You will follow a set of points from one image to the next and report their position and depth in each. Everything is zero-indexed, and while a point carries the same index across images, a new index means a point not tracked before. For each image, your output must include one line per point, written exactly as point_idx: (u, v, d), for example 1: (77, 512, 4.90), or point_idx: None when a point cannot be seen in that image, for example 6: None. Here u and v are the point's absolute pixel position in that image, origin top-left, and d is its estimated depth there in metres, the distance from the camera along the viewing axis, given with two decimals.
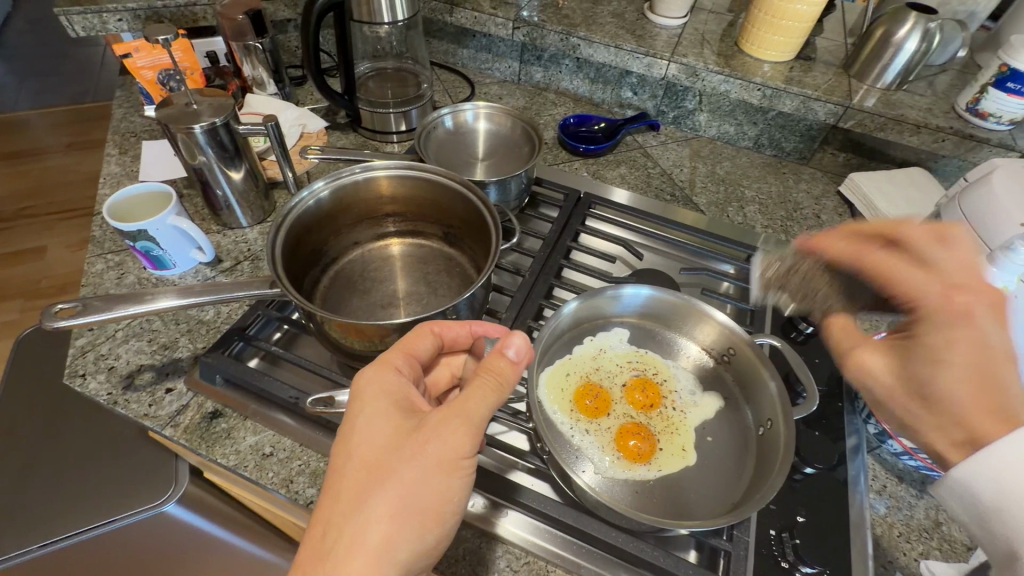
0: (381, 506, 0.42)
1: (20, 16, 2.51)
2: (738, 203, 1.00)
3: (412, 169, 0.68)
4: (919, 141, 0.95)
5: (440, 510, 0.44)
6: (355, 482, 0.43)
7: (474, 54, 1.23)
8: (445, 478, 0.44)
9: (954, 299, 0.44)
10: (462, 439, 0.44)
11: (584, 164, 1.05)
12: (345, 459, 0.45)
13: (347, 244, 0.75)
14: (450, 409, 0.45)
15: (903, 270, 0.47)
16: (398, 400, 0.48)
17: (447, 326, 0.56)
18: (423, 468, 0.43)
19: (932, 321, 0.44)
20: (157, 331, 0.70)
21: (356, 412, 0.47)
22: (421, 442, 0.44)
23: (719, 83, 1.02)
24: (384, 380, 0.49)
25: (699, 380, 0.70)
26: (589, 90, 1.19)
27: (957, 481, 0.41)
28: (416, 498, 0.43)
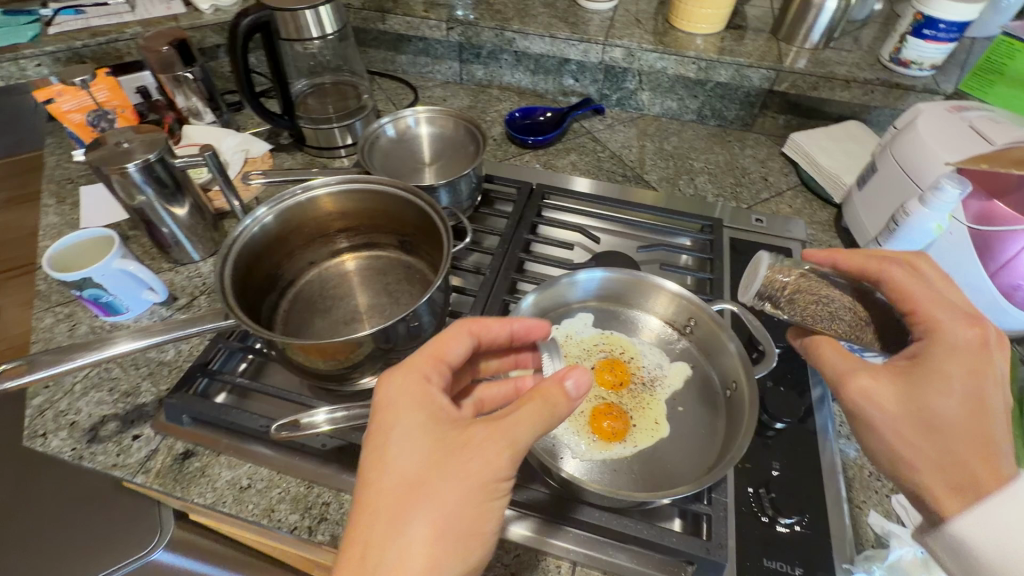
0: (424, 528, 0.41)
1: None
2: (688, 175, 1.03)
3: (355, 182, 0.67)
4: (851, 95, 0.99)
5: (481, 531, 0.43)
6: (394, 501, 0.42)
7: (413, 59, 1.22)
8: (486, 500, 0.43)
9: (970, 332, 0.47)
10: (506, 459, 0.44)
11: (535, 156, 1.06)
12: (381, 475, 0.43)
13: (301, 266, 0.74)
14: (496, 428, 0.45)
15: (926, 295, 0.49)
16: (435, 413, 0.47)
17: (490, 323, 0.55)
18: (466, 488, 0.42)
19: (945, 345, 0.46)
20: (117, 379, 0.69)
21: (388, 424, 0.46)
22: (463, 459, 0.43)
23: (655, 60, 1.04)
24: (418, 386, 0.48)
25: (665, 352, 0.71)
26: (531, 82, 1.19)
27: (954, 534, 0.40)
28: (457, 520, 0.42)
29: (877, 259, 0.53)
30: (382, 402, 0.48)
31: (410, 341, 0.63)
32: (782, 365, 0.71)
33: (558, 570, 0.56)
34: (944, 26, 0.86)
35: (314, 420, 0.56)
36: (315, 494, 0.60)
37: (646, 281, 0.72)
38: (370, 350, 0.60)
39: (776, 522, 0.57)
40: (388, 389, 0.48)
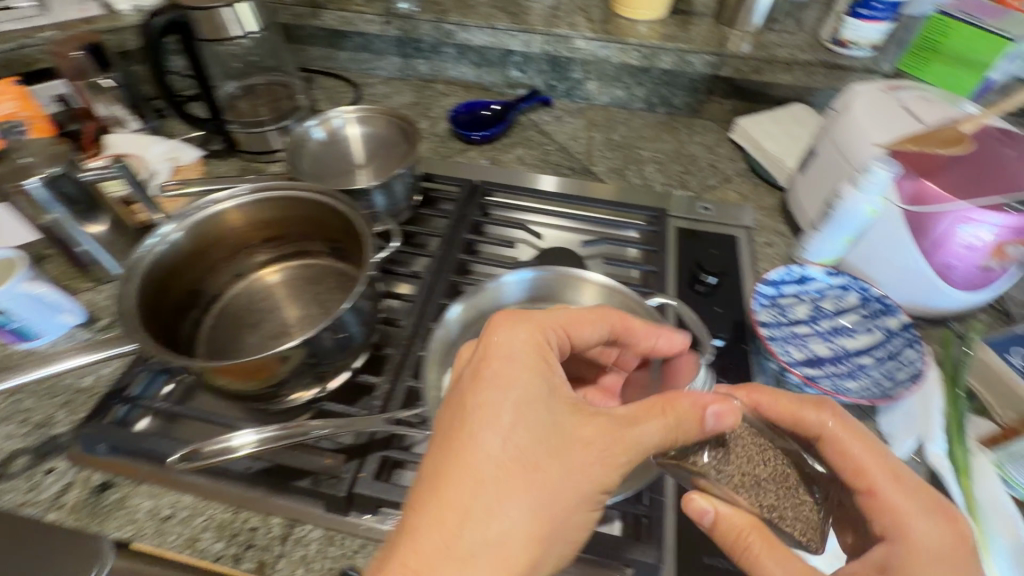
0: (528, 510, 0.41)
1: None
2: (636, 165, 1.01)
3: (271, 191, 0.65)
4: (793, 78, 0.98)
5: (573, 533, 0.43)
6: (507, 473, 0.42)
7: (354, 55, 1.18)
8: (588, 504, 0.44)
9: (927, 521, 0.46)
10: (619, 467, 0.44)
11: (480, 152, 1.03)
12: (493, 440, 0.42)
13: (225, 280, 0.70)
14: (620, 433, 0.45)
15: (876, 472, 0.48)
16: (559, 391, 0.46)
17: (629, 324, 0.58)
18: (575, 483, 0.43)
19: (910, 546, 0.45)
20: (30, 410, 0.65)
21: (495, 377, 0.45)
22: (579, 455, 0.43)
23: (597, 49, 1.02)
24: (537, 348, 0.48)
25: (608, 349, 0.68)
26: (477, 75, 1.16)
27: None
28: (559, 513, 0.42)
29: (809, 412, 0.52)
30: (498, 351, 0.47)
31: (339, 353, 0.61)
32: (725, 356, 0.71)
33: None
34: (880, 3, 0.86)
35: (239, 440, 0.54)
36: (242, 519, 0.57)
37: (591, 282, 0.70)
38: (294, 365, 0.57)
39: None
40: (508, 340, 0.48)
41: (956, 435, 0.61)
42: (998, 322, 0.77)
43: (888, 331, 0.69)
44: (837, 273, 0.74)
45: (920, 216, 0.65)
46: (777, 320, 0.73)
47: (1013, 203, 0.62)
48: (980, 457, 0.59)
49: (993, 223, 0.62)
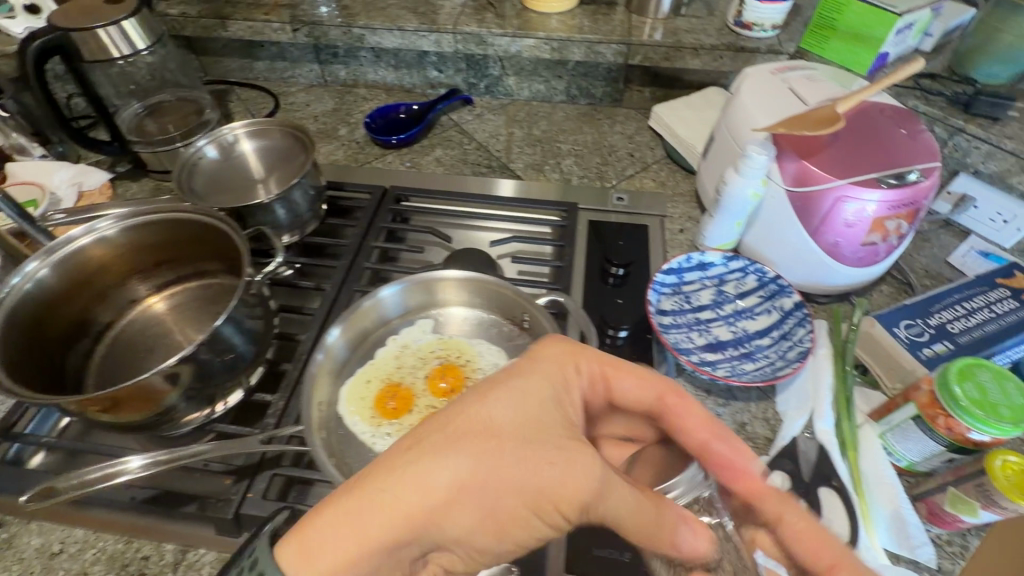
0: (474, 480, 0.38)
1: None
2: (554, 159, 1.01)
3: (141, 215, 0.64)
4: (702, 63, 0.98)
5: (496, 533, 0.38)
6: (473, 436, 0.39)
7: (271, 64, 1.16)
8: (527, 519, 0.39)
9: None
10: (578, 500, 0.39)
11: (399, 156, 1.02)
12: (479, 408, 0.40)
13: (118, 308, 0.69)
14: (601, 466, 0.40)
15: None
16: (562, 405, 0.43)
17: (689, 406, 0.45)
18: (524, 495, 0.38)
19: None
20: None
21: (520, 371, 0.44)
22: (547, 469, 0.39)
23: (508, 44, 1.02)
24: (567, 369, 0.46)
25: (506, 347, 0.67)
26: (396, 78, 1.14)
27: None
28: (494, 501, 0.38)
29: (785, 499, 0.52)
30: (539, 354, 0.47)
31: (227, 373, 0.61)
32: (629, 348, 0.72)
33: None
34: None
35: (125, 467, 0.53)
36: (134, 549, 0.56)
37: (483, 281, 0.67)
38: (175, 389, 0.57)
39: None
40: (543, 348, 0.46)
41: (843, 411, 0.62)
42: (899, 293, 0.79)
43: (783, 311, 0.71)
44: (735, 257, 0.75)
45: (804, 197, 0.66)
46: (679, 308, 0.73)
47: (888, 178, 0.64)
48: (867, 430, 0.61)
49: (873, 198, 0.63)
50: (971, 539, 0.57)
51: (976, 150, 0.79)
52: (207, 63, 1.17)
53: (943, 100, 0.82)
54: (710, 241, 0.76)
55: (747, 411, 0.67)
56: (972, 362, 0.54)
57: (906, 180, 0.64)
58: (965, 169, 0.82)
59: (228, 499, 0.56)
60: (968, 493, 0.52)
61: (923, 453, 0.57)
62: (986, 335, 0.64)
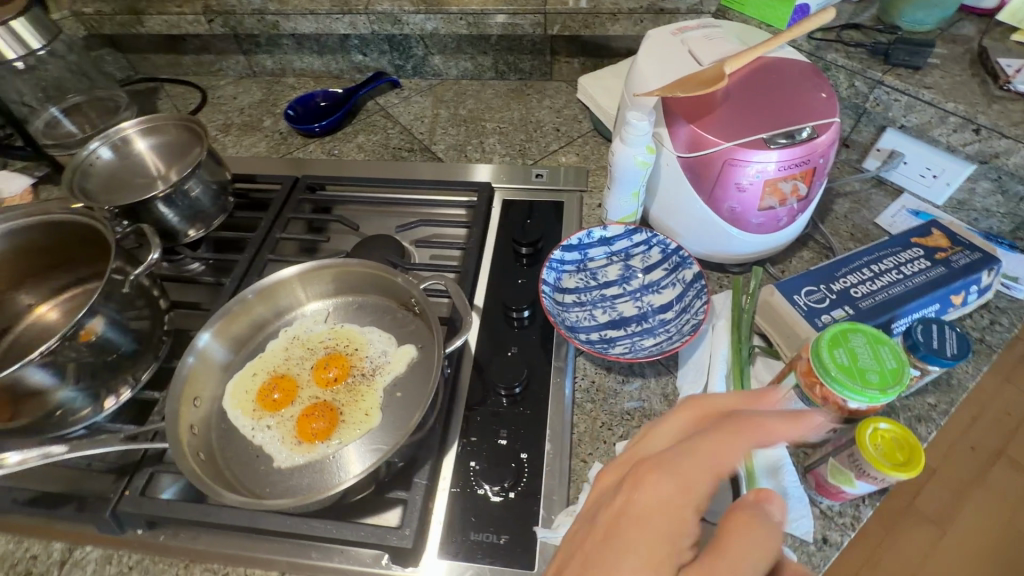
0: None
1: None
2: (478, 139, 0.99)
3: (18, 218, 0.64)
4: (623, 28, 0.94)
5: None
6: None
7: (198, 58, 1.14)
8: None
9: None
10: None
11: (321, 144, 1.00)
12: None
13: (15, 309, 0.70)
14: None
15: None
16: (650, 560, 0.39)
17: (771, 434, 0.43)
18: None
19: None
20: None
21: (623, 548, 0.40)
22: None
23: (424, 22, 0.99)
24: (675, 505, 0.41)
25: (395, 335, 0.66)
26: (323, 64, 1.12)
27: None
28: None
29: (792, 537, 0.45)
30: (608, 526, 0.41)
31: (106, 372, 0.61)
32: (529, 329, 0.70)
33: None
34: None
35: (1, 465, 0.53)
36: (22, 549, 0.57)
37: (321, 268, 0.66)
38: (42, 392, 0.56)
39: (487, 491, 0.57)
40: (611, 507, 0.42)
41: (736, 384, 0.60)
42: (821, 258, 0.75)
43: (685, 283, 0.68)
44: (639, 230, 0.73)
45: (695, 163, 0.64)
46: (581, 286, 0.71)
47: (778, 137, 0.60)
48: None
49: (763, 160, 0.60)
50: (865, 509, 0.54)
51: (896, 102, 0.75)
52: (136, 62, 1.16)
53: (864, 51, 0.77)
54: (614, 215, 0.74)
55: (647, 387, 0.65)
56: (847, 328, 0.51)
57: (797, 138, 0.60)
58: (891, 124, 0.77)
59: (108, 497, 0.57)
60: (843, 463, 0.50)
61: None
62: (890, 298, 0.61)
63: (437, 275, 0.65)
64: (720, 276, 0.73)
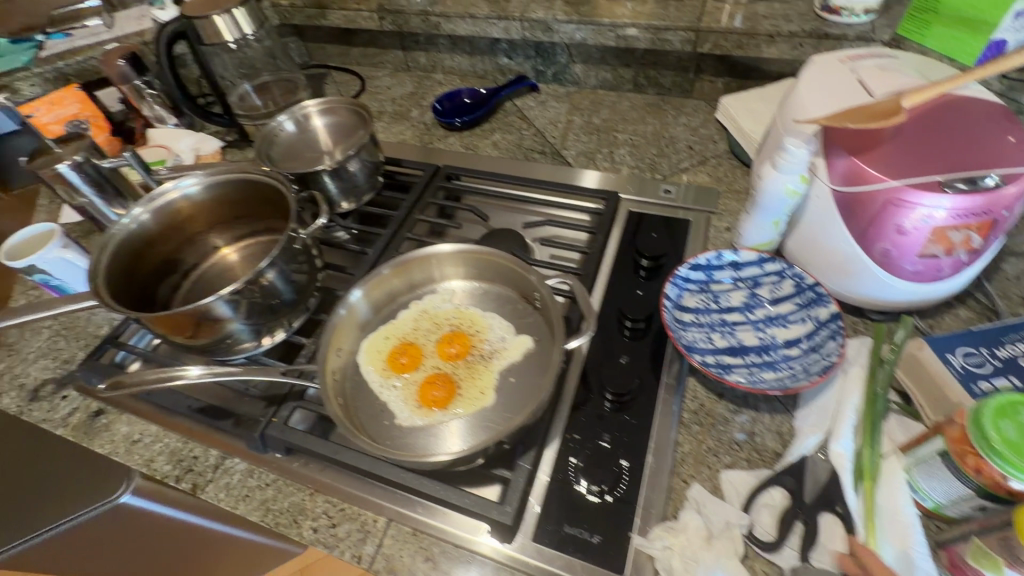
0: None
1: None
2: (609, 148, 1.00)
3: (223, 174, 0.76)
4: (779, 51, 0.91)
5: None
6: None
7: (364, 51, 1.27)
8: None
9: None
10: None
11: (460, 138, 1.08)
12: None
13: (204, 250, 0.82)
14: None
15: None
16: None
17: None
18: None
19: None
20: (61, 349, 0.81)
21: None
22: None
23: (574, 31, 1.02)
24: None
25: (514, 324, 0.70)
26: (471, 64, 1.20)
27: None
28: None
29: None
30: None
31: (270, 315, 0.71)
32: (642, 341, 0.71)
33: (373, 525, 0.60)
34: None
35: (185, 375, 0.64)
36: (188, 449, 0.68)
37: (459, 252, 0.71)
38: (223, 321, 0.67)
39: (584, 488, 0.58)
40: None
41: (867, 436, 0.55)
42: (981, 319, 0.68)
43: (818, 321, 0.65)
44: (773, 259, 0.71)
45: (851, 197, 0.61)
46: (702, 307, 0.70)
47: (957, 181, 0.55)
48: (891, 462, 0.54)
49: (933, 204, 0.56)
50: None
51: None
52: (313, 50, 1.32)
53: None
54: (749, 238, 0.73)
55: (759, 422, 0.63)
56: (1017, 400, 0.46)
57: (979, 185, 0.55)
58: None
59: (258, 421, 0.66)
60: (992, 547, 0.45)
61: (950, 495, 0.50)
62: None
63: (563, 274, 0.68)
64: (856, 321, 0.69)
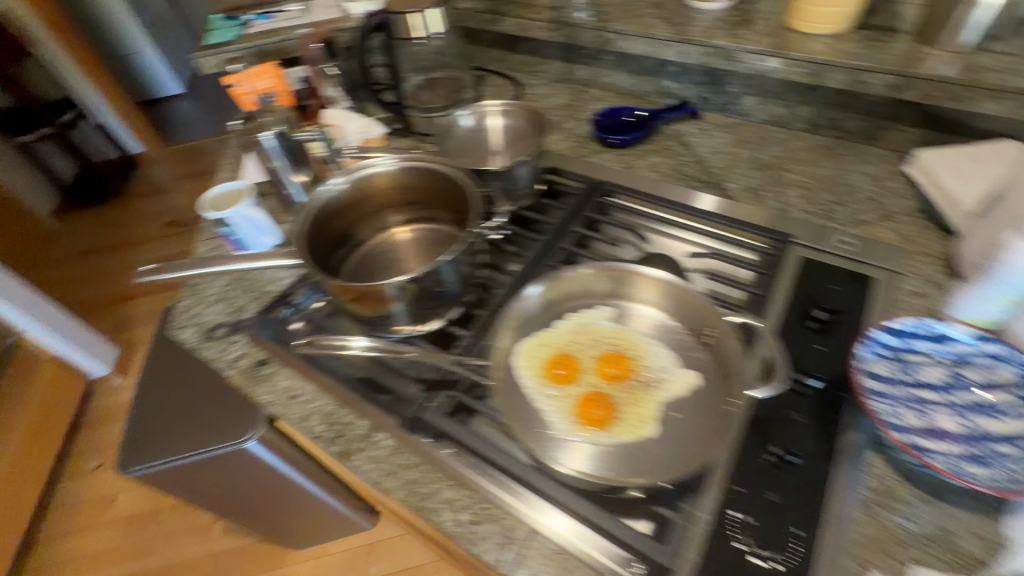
0: None
1: (204, 103, 3.36)
2: (778, 187, 0.95)
3: (414, 161, 0.80)
4: (1003, 109, 0.82)
5: None
6: None
7: (526, 59, 1.30)
8: None
9: None
10: None
11: (616, 155, 1.06)
12: None
13: (371, 229, 0.85)
14: None
15: None
16: None
17: None
18: None
19: None
20: (234, 297, 0.89)
21: None
22: None
23: (758, 62, 0.99)
24: None
25: (678, 356, 0.66)
26: (632, 84, 1.18)
27: None
28: None
29: None
30: None
31: (435, 303, 0.73)
32: (816, 400, 0.64)
33: (515, 533, 0.59)
34: None
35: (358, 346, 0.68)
36: (340, 414, 0.72)
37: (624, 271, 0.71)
38: (398, 300, 0.71)
39: (749, 549, 0.54)
40: None
41: None
42: None
43: None
44: (992, 339, 0.63)
45: None
46: (896, 376, 0.63)
47: None
48: None
49: None
50: None
51: None
52: (476, 53, 1.37)
53: None
54: (965, 311, 0.66)
55: (959, 520, 0.55)
56: None
57: None
58: None
59: (413, 403, 0.68)
60: None
61: None
62: None
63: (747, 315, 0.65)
64: None
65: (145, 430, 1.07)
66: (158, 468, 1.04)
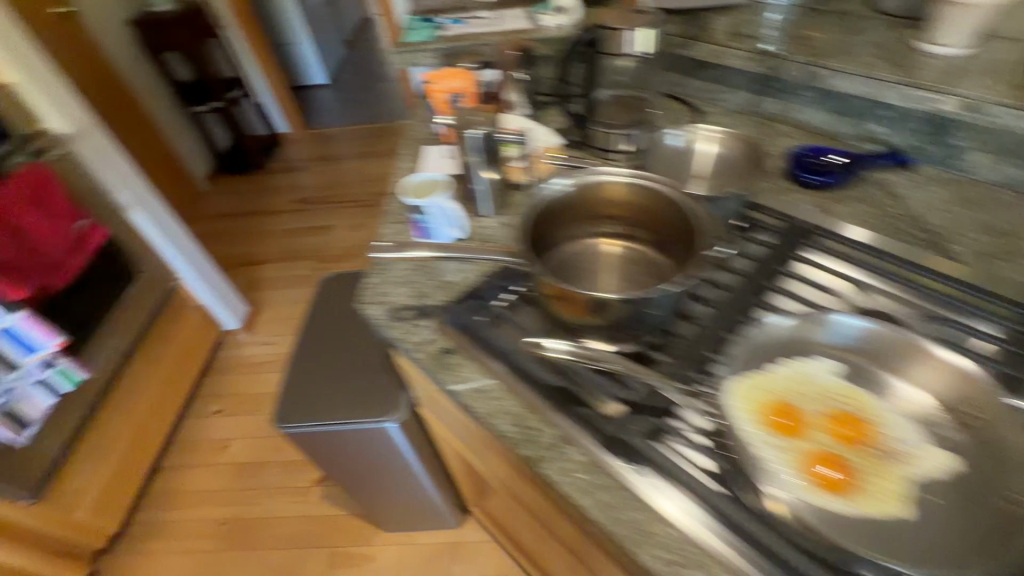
0: None
1: (344, 94, 3.63)
2: (1015, 258, 0.84)
3: (640, 180, 0.79)
4: None
5: None
6: None
7: (704, 85, 1.24)
8: None
9: None
10: None
11: (813, 197, 0.97)
12: None
13: (569, 236, 0.86)
14: None
15: None
16: None
17: None
18: None
19: None
20: (417, 282, 0.92)
21: None
22: None
23: (1005, 118, 0.90)
24: None
25: (920, 429, 0.65)
26: (829, 124, 1.10)
27: None
28: None
29: None
30: None
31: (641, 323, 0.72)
32: None
33: None
34: None
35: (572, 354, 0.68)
36: (527, 418, 0.71)
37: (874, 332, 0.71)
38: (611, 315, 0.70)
39: None
40: None
41: None
42: None
43: None
44: None
45: None
46: None
47: None
48: None
49: None
50: None
51: None
52: None
53: None
54: None
55: None
56: None
57: None
58: None
59: (611, 421, 0.66)
60: None
61: None
62: None
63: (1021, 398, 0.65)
64: None
65: (290, 391, 1.13)
66: (302, 430, 1.09)
